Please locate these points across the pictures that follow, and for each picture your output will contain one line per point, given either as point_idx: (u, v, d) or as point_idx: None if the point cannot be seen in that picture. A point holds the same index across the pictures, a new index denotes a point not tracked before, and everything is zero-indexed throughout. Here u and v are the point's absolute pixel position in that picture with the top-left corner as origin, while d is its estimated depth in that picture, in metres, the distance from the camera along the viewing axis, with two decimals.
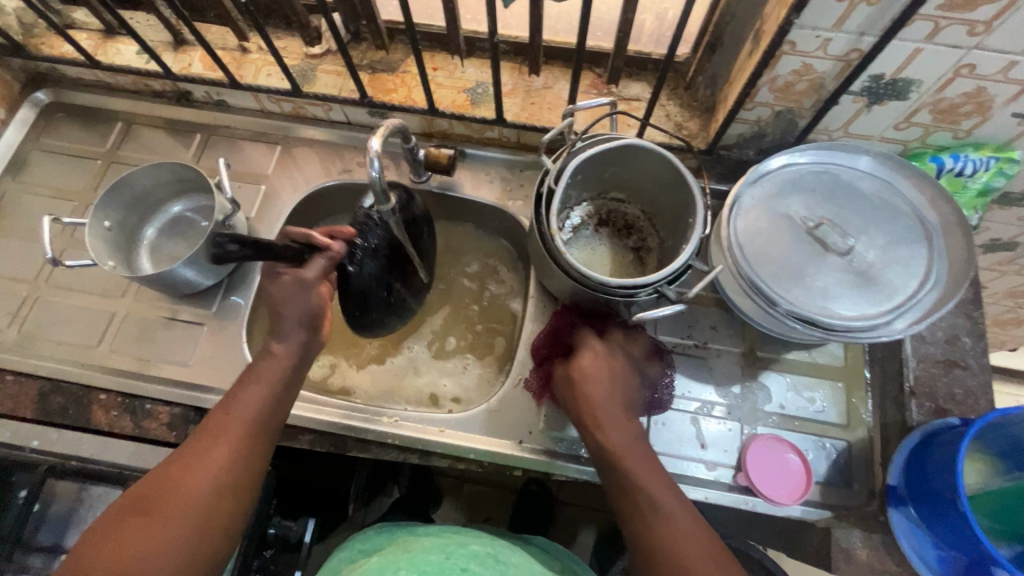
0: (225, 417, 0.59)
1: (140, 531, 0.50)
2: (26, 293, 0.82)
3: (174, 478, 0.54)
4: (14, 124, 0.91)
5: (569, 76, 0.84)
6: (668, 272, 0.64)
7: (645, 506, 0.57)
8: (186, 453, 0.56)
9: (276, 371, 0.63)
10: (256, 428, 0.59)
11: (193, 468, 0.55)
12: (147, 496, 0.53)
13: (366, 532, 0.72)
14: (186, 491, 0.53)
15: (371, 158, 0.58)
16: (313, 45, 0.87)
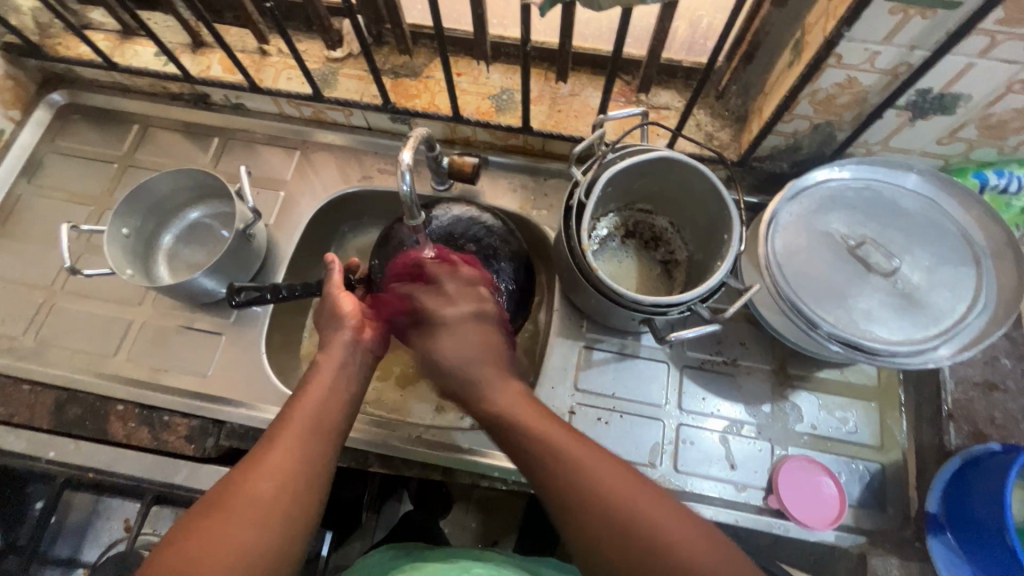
0: (285, 419, 0.54)
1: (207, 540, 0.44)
2: (42, 299, 0.81)
3: (235, 485, 0.48)
4: (29, 126, 0.90)
5: (596, 83, 0.82)
6: (703, 290, 0.62)
7: (584, 488, 0.45)
8: (245, 459, 0.51)
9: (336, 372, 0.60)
10: (320, 429, 0.54)
11: (256, 472, 0.49)
12: (211, 503, 0.48)
13: (375, 556, 0.70)
14: (249, 496, 0.47)
15: (401, 170, 0.57)
16: (334, 49, 0.85)
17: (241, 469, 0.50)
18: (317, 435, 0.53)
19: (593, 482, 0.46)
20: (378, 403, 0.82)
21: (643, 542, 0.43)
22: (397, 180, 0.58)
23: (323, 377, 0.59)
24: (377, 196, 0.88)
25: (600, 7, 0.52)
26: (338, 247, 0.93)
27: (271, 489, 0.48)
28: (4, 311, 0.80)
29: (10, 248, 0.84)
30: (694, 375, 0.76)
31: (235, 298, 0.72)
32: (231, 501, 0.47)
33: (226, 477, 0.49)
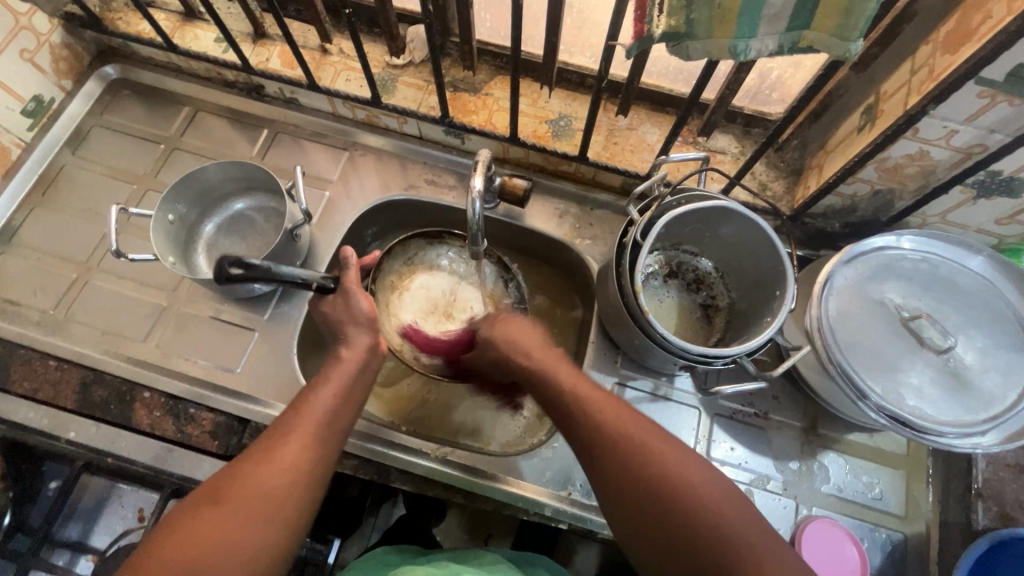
0: (303, 409, 0.56)
1: (214, 525, 0.46)
2: (76, 275, 0.80)
3: (246, 477, 0.50)
4: (78, 97, 0.89)
5: (655, 119, 0.82)
6: (751, 345, 0.62)
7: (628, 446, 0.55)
8: (260, 447, 0.53)
9: (347, 379, 0.60)
10: (329, 426, 0.57)
11: (270, 467, 0.51)
12: (205, 497, 0.49)
13: (366, 561, 0.71)
14: (260, 493, 0.49)
15: (473, 198, 0.58)
16: (396, 56, 0.84)
17: (259, 466, 0.51)
18: (330, 428, 0.57)
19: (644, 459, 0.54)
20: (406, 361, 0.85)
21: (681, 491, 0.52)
22: (466, 205, 0.60)
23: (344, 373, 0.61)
24: (420, 207, 0.88)
25: (690, 57, 0.52)
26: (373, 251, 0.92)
27: (281, 485, 0.51)
28: (36, 283, 0.79)
29: (50, 218, 0.83)
30: (725, 424, 0.75)
31: (222, 273, 0.64)
32: (240, 486, 0.49)
33: (236, 461, 0.52)
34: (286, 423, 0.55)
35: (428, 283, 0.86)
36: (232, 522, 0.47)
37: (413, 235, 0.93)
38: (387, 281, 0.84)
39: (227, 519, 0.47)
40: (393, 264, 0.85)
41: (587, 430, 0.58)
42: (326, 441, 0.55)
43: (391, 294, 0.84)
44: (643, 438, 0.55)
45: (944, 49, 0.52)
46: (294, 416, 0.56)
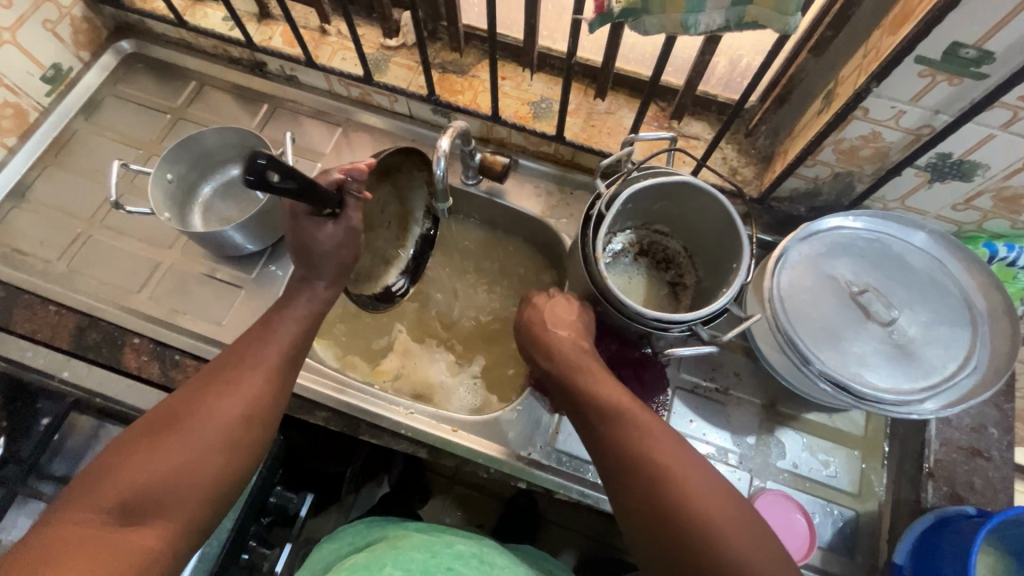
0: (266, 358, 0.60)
1: (173, 443, 0.51)
2: (80, 230, 0.85)
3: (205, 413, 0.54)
4: (95, 68, 0.95)
5: (632, 105, 0.86)
6: (706, 313, 0.64)
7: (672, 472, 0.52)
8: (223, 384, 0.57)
9: (304, 323, 0.65)
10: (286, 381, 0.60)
11: (232, 400, 0.56)
12: (162, 422, 0.53)
13: (356, 526, 0.75)
14: (221, 418, 0.54)
15: (439, 157, 0.64)
16: (390, 37, 0.89)
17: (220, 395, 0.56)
18: (287, 364, 0.62)
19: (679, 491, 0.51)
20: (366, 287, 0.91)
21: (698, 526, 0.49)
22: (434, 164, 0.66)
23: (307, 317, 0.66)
24: None
25: (647, 31, 0.56)
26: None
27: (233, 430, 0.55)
28: (43, 235, 0.84)
29: (60, 178, 0.89)
30: (686, 397, 0.77)
31: (255, 171, 0.50)
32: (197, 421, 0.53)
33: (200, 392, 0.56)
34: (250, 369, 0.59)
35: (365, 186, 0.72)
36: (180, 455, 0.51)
37: None
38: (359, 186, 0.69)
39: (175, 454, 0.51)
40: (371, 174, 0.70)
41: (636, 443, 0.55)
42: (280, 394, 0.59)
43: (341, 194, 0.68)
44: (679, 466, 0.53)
45: (889, 31, 0.55)
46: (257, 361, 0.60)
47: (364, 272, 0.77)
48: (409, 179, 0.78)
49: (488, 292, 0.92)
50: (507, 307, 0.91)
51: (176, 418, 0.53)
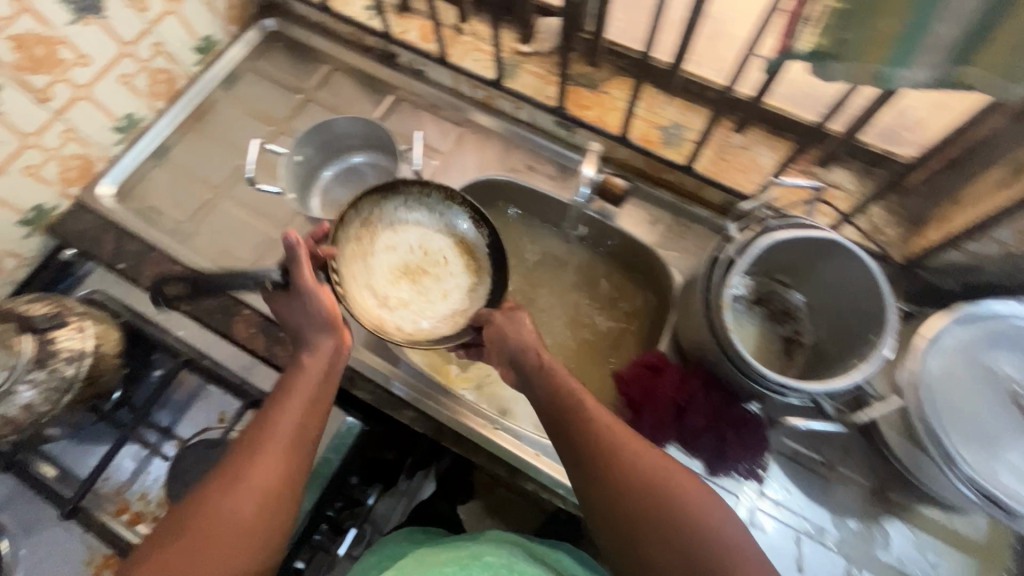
0: (272, 428, 0.58)
1: (188, 546, 0.50)
2: (209, 197, 0.90)
3: (216, 507, 0.53)
4: (240, 42, 0.99)
5: (771, 142, 0.80)
6: (835, 387, 0.59)
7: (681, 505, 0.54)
8: (230, 470, 0.55)
9: (317, 387, 0.62)
10: (298, 444, 0.58)
11: (243, 484, 0.54)
12: (179, 523, 0.52)
13: (394, 539, 0.75)
14: (233, 513, 0.53)
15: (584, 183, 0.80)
16: (525, 43, 0.88)
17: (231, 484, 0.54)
18: (301, 434, 0.59)
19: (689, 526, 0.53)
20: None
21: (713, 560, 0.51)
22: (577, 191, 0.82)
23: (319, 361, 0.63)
24: (518, 191, 0.90)
25: (831, 79, 0.52)
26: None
27: (255, 508, 0.54)
28: (177, 197, 0.90)
29: (198, 144, 0.94)
30: (786, 465, 0.72)
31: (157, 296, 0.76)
32: (210, 516, 0.52)
33: (208, 485, 0.55)
34: (260, 445, 0.57)
35: (394, 244, 0.76)
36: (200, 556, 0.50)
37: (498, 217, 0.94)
38: (354, 240, 0.73)
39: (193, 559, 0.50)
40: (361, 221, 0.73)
41: (634, 476, 0.56)
42: (296, 457, 0.58)
43: (356, 253, 0.73)
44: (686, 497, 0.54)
45: None
46: (264, 436, 0.57)
47: (422, 314, 0.73)
48: (433, 206, 0.76)
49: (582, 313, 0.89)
50: (600, 332, 0.88)
51: (192, 517, 0.52)
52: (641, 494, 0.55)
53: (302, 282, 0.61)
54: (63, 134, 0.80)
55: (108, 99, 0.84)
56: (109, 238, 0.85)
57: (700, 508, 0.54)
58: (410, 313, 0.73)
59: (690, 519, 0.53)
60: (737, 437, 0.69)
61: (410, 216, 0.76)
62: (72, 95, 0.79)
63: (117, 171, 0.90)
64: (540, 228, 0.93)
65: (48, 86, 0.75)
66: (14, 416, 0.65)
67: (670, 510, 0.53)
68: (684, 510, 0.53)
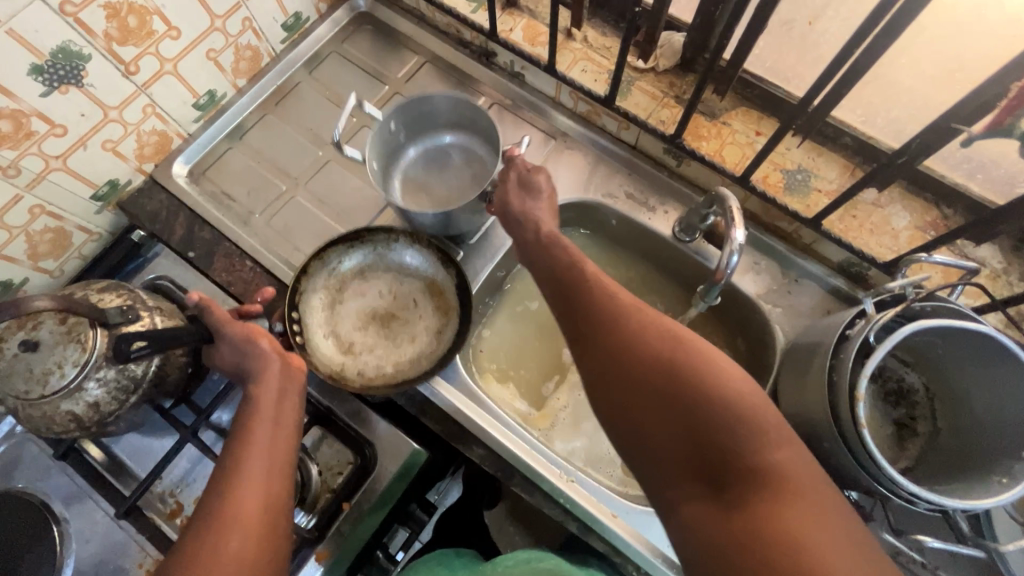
0: (235, 472, 0.52)
1: None
2: (285, 189, 0.85)
3: (194, 560, 0.46)
4: (328, 22, 0.93)
5: (908, 202, 0.72)
6: (976, 505, 0.53)
7: (690, 363, 0.49)
8: (198, 528, 0.48)
9: (278, 417, 0.57)
10: (272, 475, 0.53)
11: (219, 533, 0.48)
12: None
13: (424, 560, 0.73)
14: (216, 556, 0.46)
15: (732, 250, 0.59)
16: (641, 59, 0.81)
17: (213, 524, 0.48)
18: (277, 469, 0.53)
19: (692, 380, 0.47)
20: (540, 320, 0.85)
21: (722, 420, 0.45)
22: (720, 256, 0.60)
23: (271, 391, 0.58)
24: (616, 220, 0.83)
25: None
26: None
27: (237, 546, 0.47)
28: (251, 185, 0.86)
29: (275, 128, 0.89)
30: None
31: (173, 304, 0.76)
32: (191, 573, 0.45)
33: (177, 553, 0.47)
34: (230, 494, 0.50)
35: (364, 289, 0.78)
36: None
37: (594, 243, 0.88)
38: (319, 295, 0.75)
39: None
40: (320, 281, 0.75)
41: (643, 340, 0.52)
42: (272, 487, 0.52)
43: (321, 309, 0.75)
44: (698, 358, 0.49)
45: None
46: (232, 483, 0.51)
47: (380, 367, 0.74)
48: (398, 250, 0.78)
49: None
50: None
51: None
52: (645, 362, 0.51)
53: (219, 324, 0.63)
54: (144, 109, 0.76)
55: (192, 75, 0.79)
56: (181, 222, 0.81)
57: (711, 367, 0.48)
58: (373, 364, 0.74)
59: (696, 379, 0.47)
60: None
61: (379, 264, 0.78)
62: (158, 69, 0.73)
63: (193, 150, 0.86)
64: (639, 261, 0.86)
65: (135, 58, 0.70)
66: (80, 413, 0.62)
67: (679, 365, 0.49)
68: (694, 369, 0.48)
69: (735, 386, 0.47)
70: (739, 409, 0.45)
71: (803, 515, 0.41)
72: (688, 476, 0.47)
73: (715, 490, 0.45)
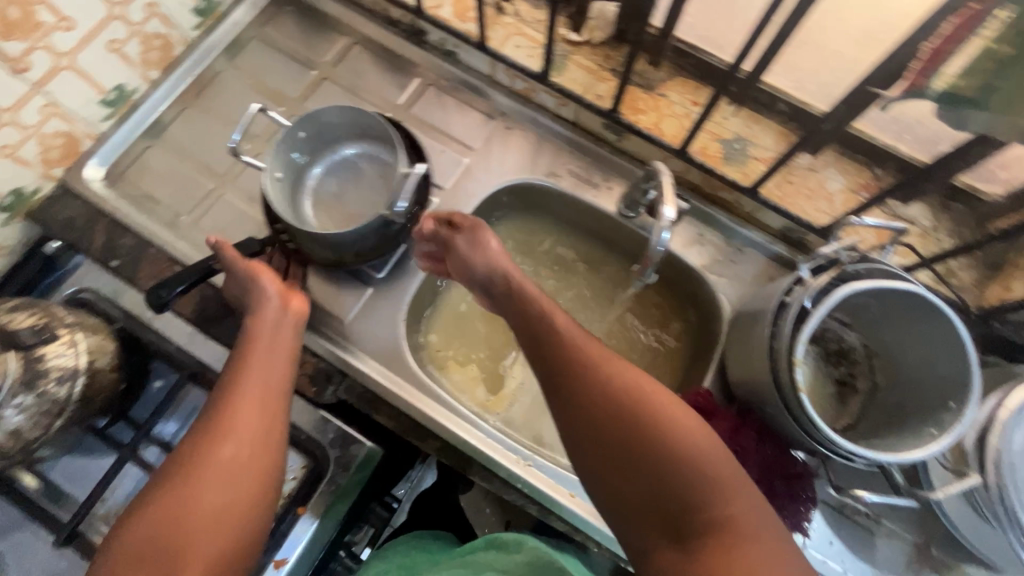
0: (236, 383, 0.60)
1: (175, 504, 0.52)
2: (213, 187, 0.81)
3: (202, 450, 0.56)
4: (245, 4, 0.87)
5: (842, 166, 0.74)
6: (910, 458, 0.55)
7: (668, 430, 0.50)
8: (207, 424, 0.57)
9: (275, 343, 0.63)
10: (266, 392, 0.60)
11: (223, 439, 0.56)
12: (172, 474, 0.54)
13: (399, 545, 0.71)
14: (223, 457, 0.55)
15: (661, 228, 0.58)
16: (575, 31, 0.79)
17: (214, 423, 0.57)
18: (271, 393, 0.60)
19: (671, 448, 0.49)
20: None
21: (698, 484, 0.48)
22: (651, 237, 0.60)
23: (260, 372, 0.61)
24: (561, 199, 0.81)
25: None
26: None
27: (233, 452, 0.56)
28: (176, 185, 0.81)
29: (198, 121, 0.84)
30: (830, 515, 0.69)
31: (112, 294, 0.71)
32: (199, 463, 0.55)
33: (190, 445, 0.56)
34: (230, 400, 0.58)
35: None
36: (201, 506, 0.53)
37: (542, 224, 0.86)
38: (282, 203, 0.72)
39: (199, 502, 0.53)
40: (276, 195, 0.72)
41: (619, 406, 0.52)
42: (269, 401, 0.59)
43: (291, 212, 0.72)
44: (674, 424, 0.51)
45: None
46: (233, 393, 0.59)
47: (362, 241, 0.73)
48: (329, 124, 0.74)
49: (628, 334, 0.82)
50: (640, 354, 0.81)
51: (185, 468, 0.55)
52: (624, 427, 0.51)
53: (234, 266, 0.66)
54: (44, 110, 0.69)
55: (95, 68, 0.72)
56: (101, 229, 0.76)
57: (684, 433, 0.50)
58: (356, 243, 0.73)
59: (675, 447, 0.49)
60: (790, 490, 0.65)
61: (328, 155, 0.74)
62: (53, 65, 0.67)
63: (108, 150, 0.80)
64: (590, 239, 0.84)
65: (24, 53, 0.63)
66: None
67: (652, 425, 0.51)
68: (669, 433, 0.50)
69: (704, 453, 0.49)
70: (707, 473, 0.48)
71: (759, 558, 0.45)
72: (655, 533, 0.49)
73: (683, 544, 0.48)
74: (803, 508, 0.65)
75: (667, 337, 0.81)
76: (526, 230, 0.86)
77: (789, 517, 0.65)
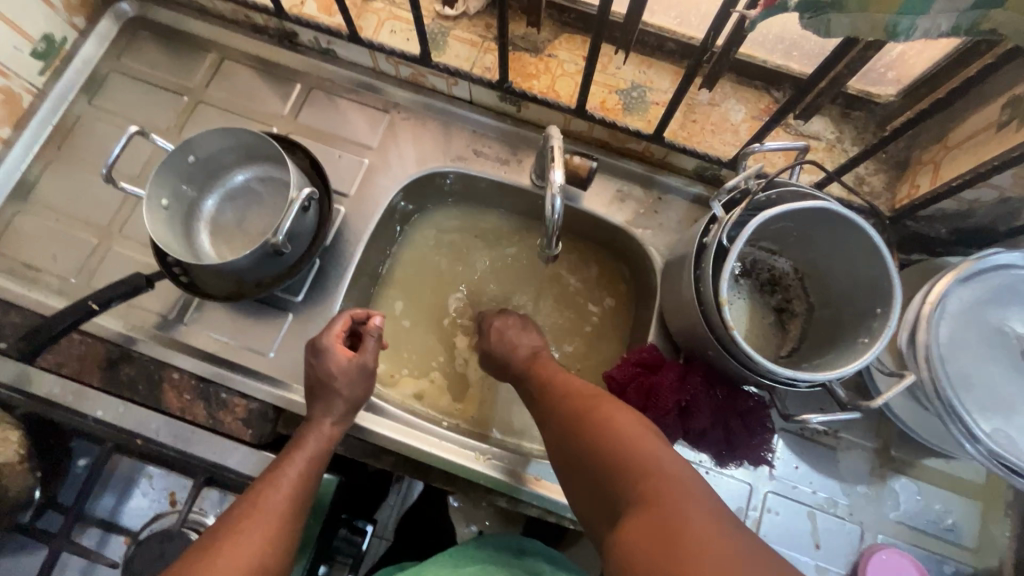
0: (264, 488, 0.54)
1: None
2: (98, 242, 0.75)
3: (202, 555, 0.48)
4: (93, 37, 0.80)
5: (740, 94, 0.73)
6: (846, 374, 0.55)
7: (611, 427, 0.50)
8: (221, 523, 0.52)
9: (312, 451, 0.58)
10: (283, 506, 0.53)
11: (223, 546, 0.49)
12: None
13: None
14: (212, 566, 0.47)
15: (552, 194, 0.56)
16: (448, 5, 0.76)
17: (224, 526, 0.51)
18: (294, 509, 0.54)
19: (614, 442, 0.48)
20: (427, 304, 0.81)
21: (641, 474, 0.45)
22: (547, 206, 0.58)
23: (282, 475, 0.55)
24: (473, 182, 0.79)
25: (829, 33, 0.45)
26: (404, 235, 0.82)
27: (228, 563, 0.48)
28: (56, 248, 0.74)
29: (68, 174, 0.77)
30: (792, 441, 0.70)
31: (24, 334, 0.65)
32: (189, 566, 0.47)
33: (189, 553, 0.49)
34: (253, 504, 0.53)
35: None
36: None
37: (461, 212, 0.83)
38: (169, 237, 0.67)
39: None
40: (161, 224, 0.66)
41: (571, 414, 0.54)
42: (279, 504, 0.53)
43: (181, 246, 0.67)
44: (616, 422, 0.50)
45: None
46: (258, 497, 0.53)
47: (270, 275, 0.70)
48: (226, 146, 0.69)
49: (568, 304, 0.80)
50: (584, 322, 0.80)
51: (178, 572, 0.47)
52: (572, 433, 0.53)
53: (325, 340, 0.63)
54: None
55: None
56: None
57: (629, 430, 0.48)
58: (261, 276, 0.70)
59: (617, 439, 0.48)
60: (747, 426, 0.65)
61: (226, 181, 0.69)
62: None
63: None
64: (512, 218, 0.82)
65: None
66: None
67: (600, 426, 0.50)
68: (613, 428, 0.49)
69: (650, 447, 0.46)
70: (653, 466, 0.45)
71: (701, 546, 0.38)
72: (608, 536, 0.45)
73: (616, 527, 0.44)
74: (764, 441, 0.65)
75: (607, 299, 0.80)
76: (446, 222, 0.83)
77: (750, 454, 0.65)
